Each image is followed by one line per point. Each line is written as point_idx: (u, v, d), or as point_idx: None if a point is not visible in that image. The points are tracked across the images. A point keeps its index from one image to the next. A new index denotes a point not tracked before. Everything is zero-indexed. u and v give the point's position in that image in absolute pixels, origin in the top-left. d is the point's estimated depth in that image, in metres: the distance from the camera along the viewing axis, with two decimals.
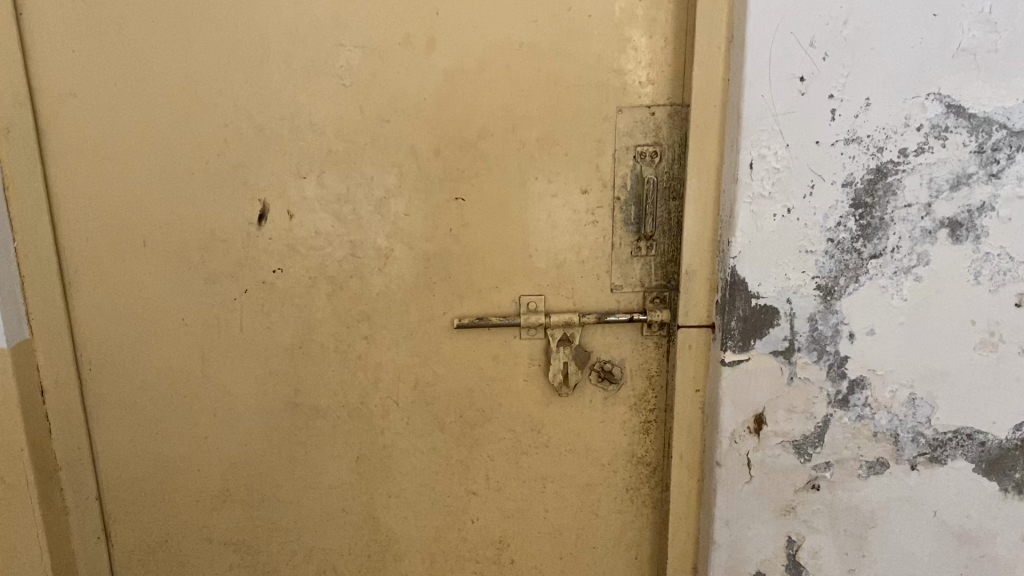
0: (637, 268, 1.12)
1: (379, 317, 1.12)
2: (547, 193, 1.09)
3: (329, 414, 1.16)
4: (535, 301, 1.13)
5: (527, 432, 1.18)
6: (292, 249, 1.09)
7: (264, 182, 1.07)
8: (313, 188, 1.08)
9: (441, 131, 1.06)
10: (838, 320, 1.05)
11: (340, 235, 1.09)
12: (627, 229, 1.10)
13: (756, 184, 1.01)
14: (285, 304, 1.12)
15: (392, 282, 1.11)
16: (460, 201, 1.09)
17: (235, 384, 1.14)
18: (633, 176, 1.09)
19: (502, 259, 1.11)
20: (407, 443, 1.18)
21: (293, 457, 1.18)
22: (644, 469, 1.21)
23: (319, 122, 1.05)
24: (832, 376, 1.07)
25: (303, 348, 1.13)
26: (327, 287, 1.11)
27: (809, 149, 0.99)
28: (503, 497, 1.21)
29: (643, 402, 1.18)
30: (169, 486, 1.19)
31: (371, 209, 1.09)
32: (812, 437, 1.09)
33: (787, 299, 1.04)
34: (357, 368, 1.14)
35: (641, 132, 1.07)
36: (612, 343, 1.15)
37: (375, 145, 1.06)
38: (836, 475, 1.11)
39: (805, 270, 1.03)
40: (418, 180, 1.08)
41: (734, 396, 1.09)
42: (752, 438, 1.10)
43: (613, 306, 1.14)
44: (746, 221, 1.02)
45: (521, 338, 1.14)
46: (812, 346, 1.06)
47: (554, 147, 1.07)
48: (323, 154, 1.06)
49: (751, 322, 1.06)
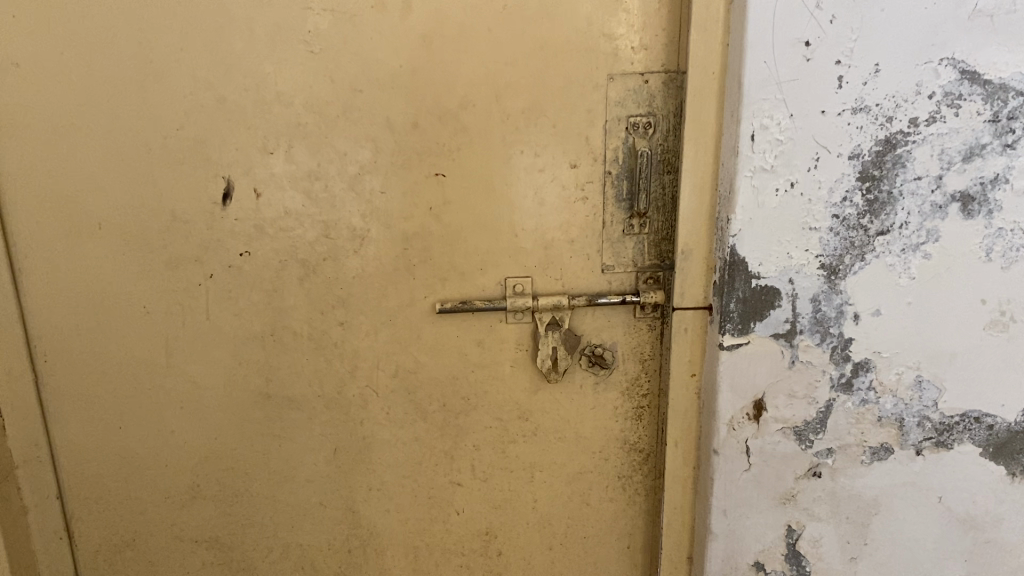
0: (630, 247, 1.06)
1: (356, 302, 1.05)
2: (534, 167, 1.02)
3: (304, 405, 1.09)
4: (522, 283, 1.06)
5: (514, 420, 1.12)
6: (260, 230, 1.02)
7: (227, 158, 0.99)
8: (281, 164, 1.00)
9: (419, 102, 0.98)
10: (843, 300, 0.99)
11: (312, 215, 1.02)
12: (619, 205, 1.04)
13: (758, 157, 0.94)
14: (255, 289, 1.04)
15: (369, 265, 1.04)
16: (440, 177, 1.01)
17: (202, 375, 1.07)
18: (625, 149, 1.02)
19: (486, 240, 1.04)
20: (387, 434, 1.12)
21: (266, 451, 1.11)
22: (636, 455, 1.15)
23: (286, 93, 0.97)
24: (836, 360, 1.01)
25: (275, 336, 1.06)
26: (299, 271, 1.04)
27: (814, 119, 0.92)
28: (490, 488, 1.15)
29: (636, 386, 1.12)
30: (135, 483, 1.12)
31: (344, 187, 1.01)
32: (815, 423, 1.04)
33: (790, 278, 0.98)
34: (333, 357, 1.07)
35: (634, 102, 1.00)
36: (603, 326, 1.09)
37: (347, 117, 0.98)
38: (837, 462, 1.06)
39: (808, 248, 0.97)
40: (394, 155, 1.00)
41: (732, 381, 1.03)
42: (752, 425, 1.05)
43: (604, 287, 1.07)
44: (746, 197, 0.95)
45: (508, 322, 1.07)
46: (815, 328, 1.00)
47: (540, 118, 1.00)
48: (291, 127, 0.98)
49: (751, 303, 0.99)
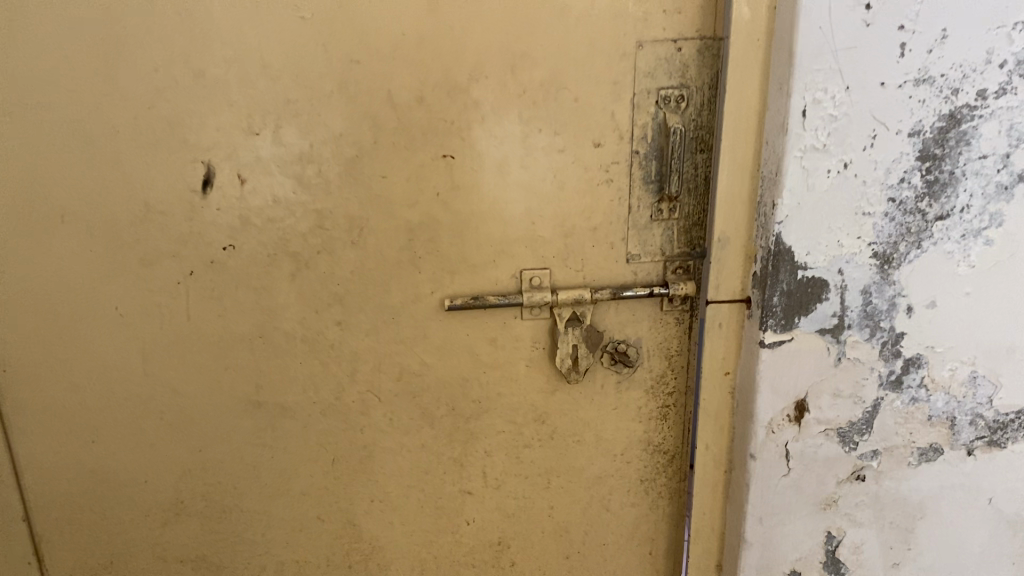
0: (658, 234, 0.96)
1: (355, 300, 0.95)
2: (553, 147, 0.91)
3: (298, 413, 0.99)
4: (539, 275, 0.96)
5: (530, 423, 1.02)
6: (245, 221, 0.90)
7: (207, 140, 0.87)
8: (268, 147, 0.88)
9: (425, 75, 0.87)
10: (896, 292, 0.90)
11: (304, 203, 0.90)
12: (647, 189, 0.94)
13: (809, 135, 0.83)
14: (241, 287, 0.93)
15: (369, 258, 0.93)
16: (449, 158, 0.90)
17: (184, 383, 0.96)
18: (655, 125, 0.91)
19: (500, 228, 0.94)
20: (391, 442, 1.01)
21: (257, 463, 1.01)
22: (660, 457, 1.07)
23: (273, 65, 0.85)
24: (886, 356, 0.93)
25: (264, 338, 0.95)
26: (290, 266, 0.92)
27: (873, 91, 0.82)
28: (503, 496, 1.06)
29: (662, 384, 1.03)
30: (111, 501, 1.01)
31: (340, 171, 0.89)
32: (860, 424, 0.96)
33: (840, 269, 0.89)
34: (330, 359, 0.97)
35: (665, 73, 0.89)
36: (627, 321, 0.99)
37: (343, 93, 0.87)
38: (883, 465, 0.98)
39: (861, 235, 0.87)
40: (397, 134, 0.89)
41: (773, 381, 0.94)
42: (792, 427, 0.96)
43: (629, 278, 0.98)
44: (795, 179, 0.85)
45: (524, 319, 0.97)
46: (864, 322, 0.91)
47: (561, 93, 0.89)
48: (279, 104, 0.86)
49: (796, 297, 0.90)
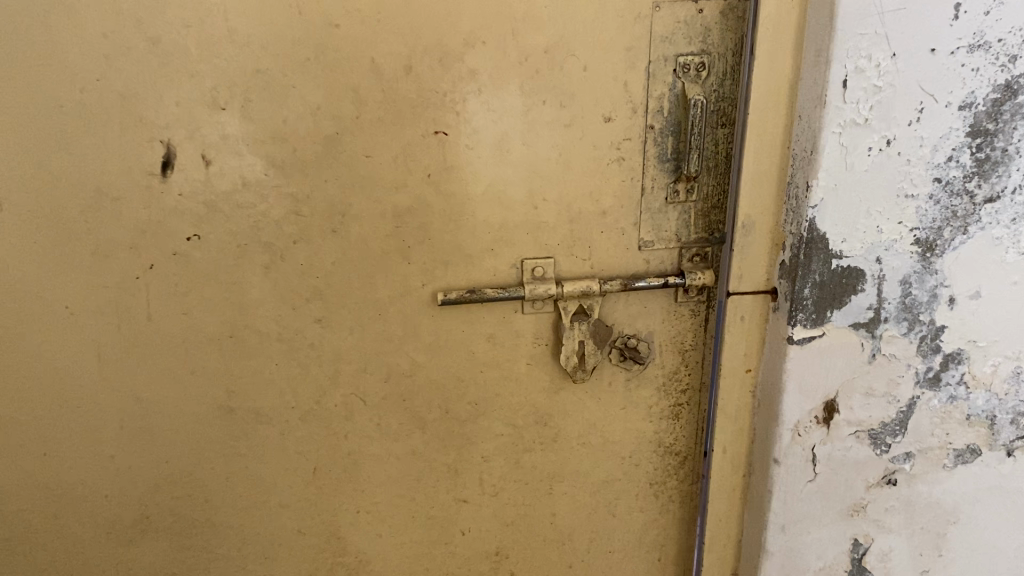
0: (673, 218, 0.87)
1: (337, 295, 0.85)
2: (559, 121, 0.81)
3: (275, 419, 0.89)
4: (542, 265, 0.87)
5: (531, 425, 0.94)
6: (211, 207, 0.80)
7: (166, 116, 0.76)
8: (236, 123, 0.77)
9: (414, 40, 0.76)
10: (937, 282, 0.82)
11: (277, 187, 0.80)
12: (663, 168, 0.85)
13: (849, 109, 0.74)
14: (208, 281, 0.82)
15: (352, 248, 0.83)
16: (442, 135, 0.80)
17: (146, 389, 0.86)
18: (672, 97, 0.82)
19: (498, 213, 0.84)
20: (378, 449, 0.92)
21: (230, 474, 0.91)
22: (672, 459, 0.98)
23: (239, 30, 0.74)
24: (924, 351, 0.84)
25: (235, 337, 0.85)
26: (263, 257, 0.82)
27: (922, 59, 0.72)
28: (501, 504, 0.97)
29: (675, 381, 0.95)
30: (68, 519, 0.91)
31: (318, 149, 0.79)
32: (894, 425, 0.88)
33: (877, 257, 0.80)
34: (309, 360, 0.87)
35: (685, 38, 0.80)
36: (638, 313, 0.90)
37: (321, 61, 0.76)
38: (916, 468, 0.90)
39: (902, 219, 0.79)
40: (383, 108, 0.78)
41: (801, 380, 0.85)
42: (820, 429, 0.87)
43: (640, 267, 0.89)
44: (832, 158, 0.76)
45: (525, 313, 0.88)
46: (902, 315, 0.83)
47: (568, 60, 0.79)
48: (247, 73, 0.75)
49: (829, 288, 0.81)
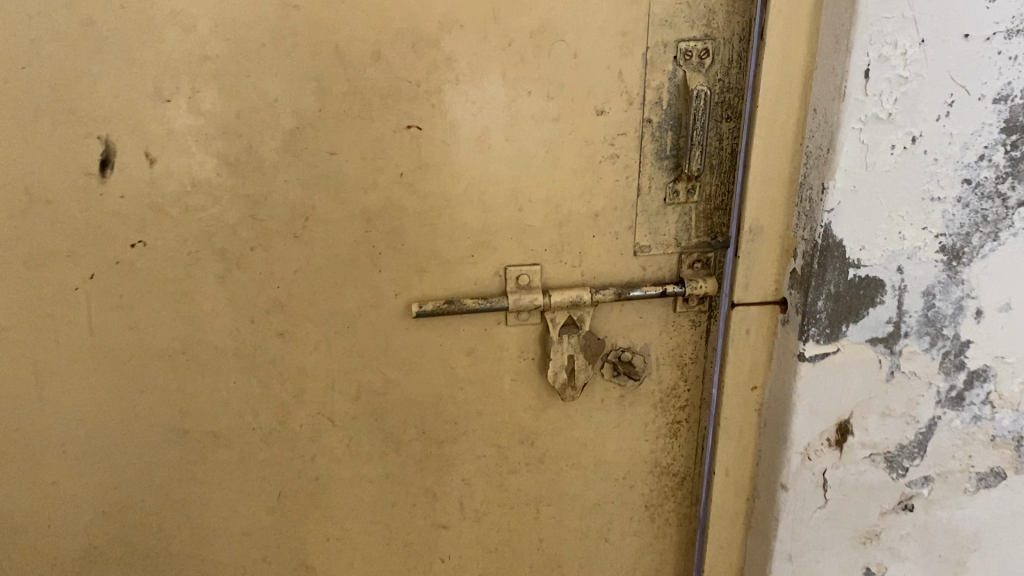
0: (672, 221, 0.79)
1: (301, 306, 0.76)
2: (546, 115, 0.73)
3: (234, 442, 0.81)
4: (528, 273, 0.79)
5: (515, 446, 0.86)
6: (158, 211, 0.71)
7: (103, 108, 0.67)
8: (183, 116, 0.69)
9: (383, 23, 0.68)
10: (964, 293, 0.74)
11: (231, 187, 0.71)
12: (661, 165, 0.77)
13: (872, 102, 0.66)
14: (156, 292, 0.74)
15: (316, 255, 0.75)
16: (415, 129, 0.72)
17: (89, 410, 0.77)
18: (672, 88, 0.74)
19: (479, 216, 0.76)
20: (348, 472, 0.84)
21: (186, 501, 0.83)
22: (669, 480, 0.91)
23: (185, 11, 0.65)
24: (946, 368, 0.77)
25: (188, 353, 0.77)
26: (217, 266, 0.74)
27: (954, 46, 0.64)
28: (484, 529, 0.90)
29: (673, 397, 0.87)
30: (7, 551, 0.82)
31: (276, 146, 0.71)
32: (912, 447, 0.80)
33: (899, 266, 0.72)
34: (271, 378, 0.79)
35: (687, 21, 0.72)
36: (633, 324, 0.83)
37: (278, 46, 0.67)
38: (935, 493, 0.82)
39: (927, 225, 0.71)
40: (348, 99, 0.70)
41: (812, 400, 0.77)
42: (832, 453, 0.80)
43: (636, 274, 0.81)
44: (852, 157, 0.68)
45: (509, 325, 0.80)
46: (923, 330, 0.75)
47: (556, 46, 0.71)
48: (195, 60, 0.67)
49: (845, 301, 0.73)
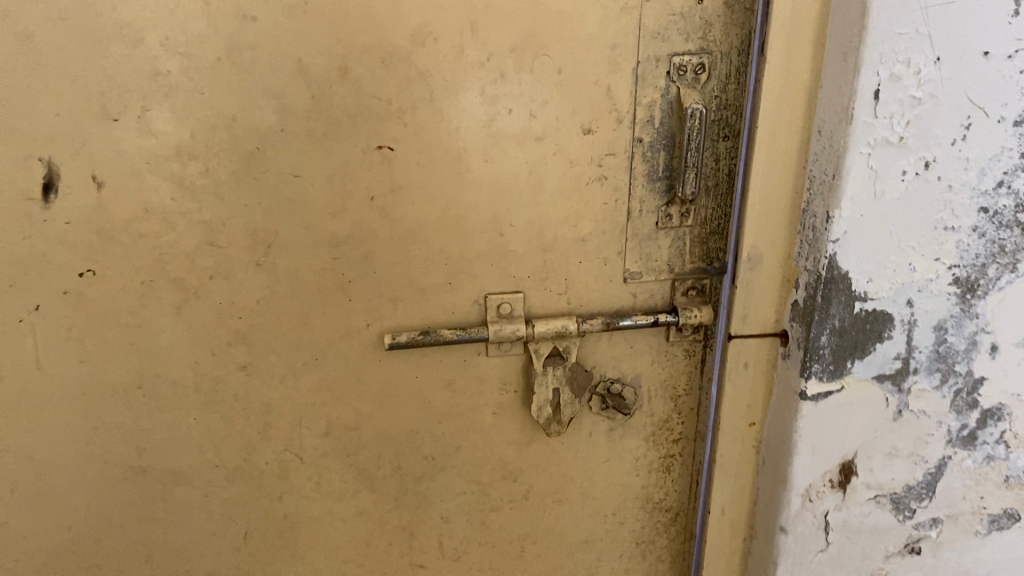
0: (664, 246, 0.74)
1: (265, 338, 0.71)
2: (529, 134, 0.68)
3: (196, 480, 0.76)
4: (510, 301, 0.73)
5: (498, 482, 0.81)
6: (107, 238, 0.66)
7: (45, 128, 0.62)
8: (133, 137, 0.63)
9: (350, 36, 0.62)
10: (978, 327, 0.69)
11: (186, 212, 0.66)
12: (653, 188, 0.71)
13: (881, 125, 0.60)
14: (107, 323, 0.69)
15: (281, 284, 0.69)
16: (386, 150, 0.66)
17: (38, 449, 0.72)
18: (666, 105, 0.68)
19: (456, 241, 0.71)
20: (319, 511, 0.79)
21: (146, 542, 0.77)
22: (661, 516, 0.86)
23: (132, 24, 0.60)
24: (958, 406, 0.72)
25: (145, 388, 0.71)
26: (174, 296, 0.69)
27: (972, 64, 0.59)
28: (464, 568, 0.85)
29: (665, 430, 0.82)
30: None
31: (235, 168, 0.65)
32: (920, 488, 0.75)
33: (908, 300, 0.67)
34: (234, 413, 0.74)
35: (682, 34, 0.66)
36: (623, 355, 0.77)
37: (235, 62, 0.62)
38: (944, 535, 0.77)
39: (940, 256, 0.65)
40: (313, 118, 0.64)
41: (814, 440, 0.72)
42: (835, 494, 0.75)
43: (626, 302, 0.76)
44: (860, 184, 0.62)
45: (489, 357, 0.75)
46: (934, 366, 0.70)
47: (539, 61, 0.65)
48: (145, 77, 0.61)
49: (851, 336, 0.68)
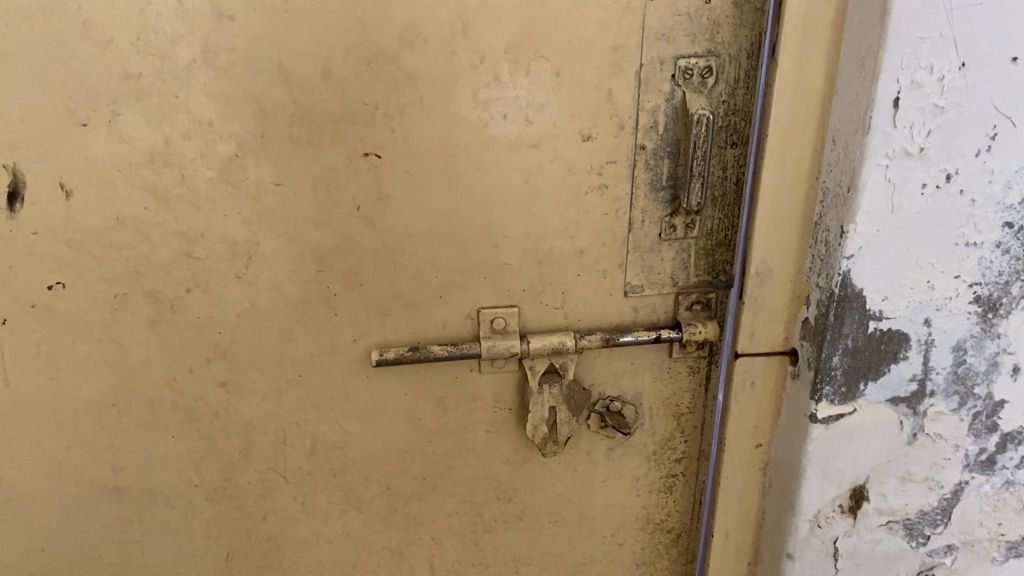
0: (668, 259, 0.70)
1: (246, 354, 0.68)
2: (525, 140, 0.64)
3: (175, 500, 0.72)
4: (503, 315, 0.70)
5: (492, 503, 0.77)
6: (77, 249, 0.62)
7: (8, 134, 0.58)
8: (103, 143, 0.59)
9: (333, 37, 0.58)
10: (999, 348, 0.65)
11: (161, 222, 0.62)
12: (656, 197, 0.67)
13: (901, 135, 0.56)
14: (79, 339, 0.65)
15: (263, 297, 0.66)
16: (374, 157, 0.62)
17: (8, 468, 0.69)
18: (670, 110, 0.64)
19: (448, 253, 0.67)
20: (305, 532, 0.75)
21: (123, 563, 0.74)
22: (662, 537, 0.82)
23: (100, 23, 0.56)
24: (976, 430, 0.68)
25: (119, 406, 0.68)
26: (149, 310, 0.65)
27: (998, 71, 0.55)
28: None
29: (668, 449, 0.78)
30: None
31: (213, 177, 0.61)
32: (935, 514, 0.71)
33: (926, 319, 0.63)
34: (214, 431, 0.70)
35: (688, 35, 0.62)
36: (623, 371, 0.74)
37: (211, 64, 0.58)
38: (959, 563, 0.73)
39: (960, 273, 0.61)
40: (295, 124, 0.61)
41: (824, 464, 0.68)
42: (845, 520, 0.71)
43: (627, 317, 0.72)
44: (876, 197, 0.58)
45: (482, 373, 0.71)
46: (952, 388, 0.66)
47: (536, 64, 0.61)
48: (114, 79, 0.57)
49: (864, 356, 0.64)
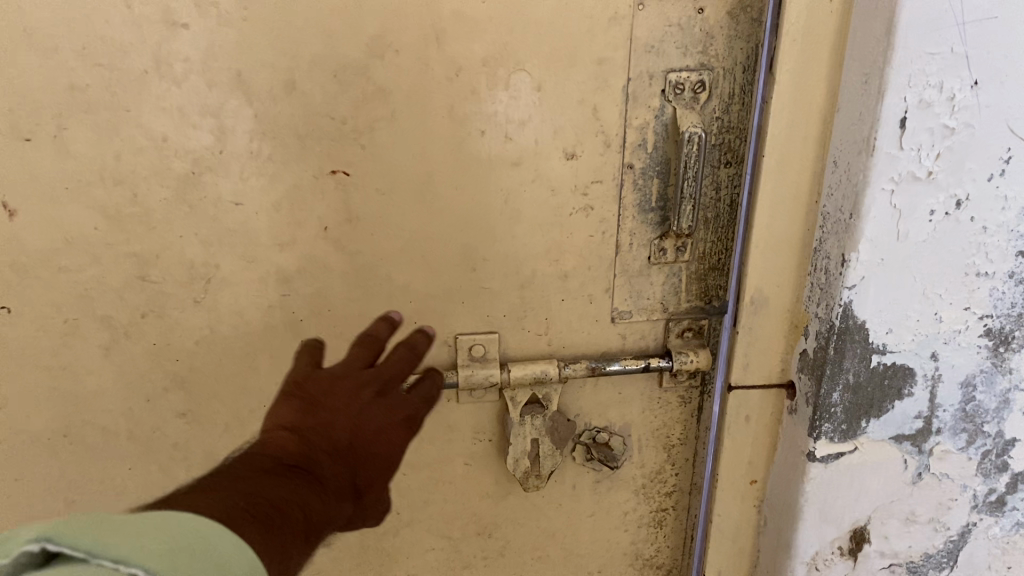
0: (658, 284, 0.66)
1: (207, 382, 0.64)
2: (505, 157, 0.59)
3: None
4: (483, 342, 0.65)
5: (471, 538, 0.73)
6: (22, 272, 0.58)
7: None
8: (47, 159, 0.55)
9: (297, 46, 0.54)
10: (1011, 383, 0.60)
11: (113, 244, 0.58)
12: (645, 220, 0.63)
13: (907, 158, 0.52)
14: (27, 366, 0.61)
15: (224, 323, 0.62)
16: (342, 174, 0.58)
17: None
18: (660, 127, 0.60)
19: (422, 277, 0.63)
20: None
21: None
22: (651, 572, 0.79)
23: (40, 30, 0.51)
24: (985, 469, 0.63)
25: (71, 437, 0.64)
26: (102, 336, 0.61)
27: (1013, 90, 0.51)
28: None
29: (658, 482, 0.74)
30: None
31: (168, 195, 0.57)
32: (940, 557, 0.66)
33: (933, 353, 0.59)
34: (174, 463, 0.66)
35: (679, 48, 0.58)
36: (610, 402, 0.69)
37: (165, 75, 0.54)
38: None
39: (970, 305, 0.57)
40: (257, 139, 0.56)
41: (823, 504, 0.64)
42: (845, 562, 0.67)
43: (613, 344, 0.68)
44: (880, 224, 0.54)
45: (461, 404, 0.67)
46: (960, 426, 0.62)
47: (516, 76, 0.57)
48: (58, 91, 0.53)
49: (866, 392, 0.60)
